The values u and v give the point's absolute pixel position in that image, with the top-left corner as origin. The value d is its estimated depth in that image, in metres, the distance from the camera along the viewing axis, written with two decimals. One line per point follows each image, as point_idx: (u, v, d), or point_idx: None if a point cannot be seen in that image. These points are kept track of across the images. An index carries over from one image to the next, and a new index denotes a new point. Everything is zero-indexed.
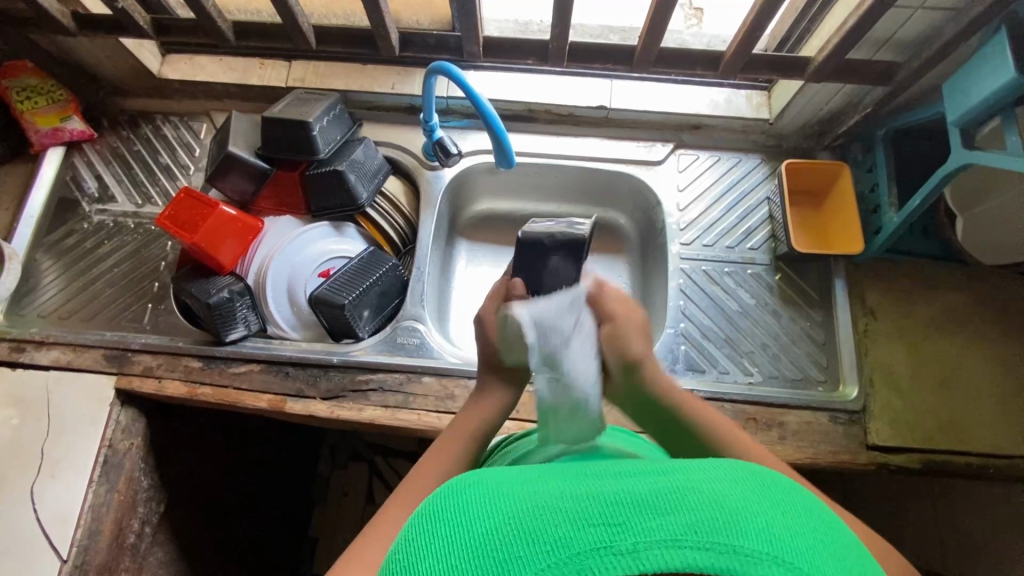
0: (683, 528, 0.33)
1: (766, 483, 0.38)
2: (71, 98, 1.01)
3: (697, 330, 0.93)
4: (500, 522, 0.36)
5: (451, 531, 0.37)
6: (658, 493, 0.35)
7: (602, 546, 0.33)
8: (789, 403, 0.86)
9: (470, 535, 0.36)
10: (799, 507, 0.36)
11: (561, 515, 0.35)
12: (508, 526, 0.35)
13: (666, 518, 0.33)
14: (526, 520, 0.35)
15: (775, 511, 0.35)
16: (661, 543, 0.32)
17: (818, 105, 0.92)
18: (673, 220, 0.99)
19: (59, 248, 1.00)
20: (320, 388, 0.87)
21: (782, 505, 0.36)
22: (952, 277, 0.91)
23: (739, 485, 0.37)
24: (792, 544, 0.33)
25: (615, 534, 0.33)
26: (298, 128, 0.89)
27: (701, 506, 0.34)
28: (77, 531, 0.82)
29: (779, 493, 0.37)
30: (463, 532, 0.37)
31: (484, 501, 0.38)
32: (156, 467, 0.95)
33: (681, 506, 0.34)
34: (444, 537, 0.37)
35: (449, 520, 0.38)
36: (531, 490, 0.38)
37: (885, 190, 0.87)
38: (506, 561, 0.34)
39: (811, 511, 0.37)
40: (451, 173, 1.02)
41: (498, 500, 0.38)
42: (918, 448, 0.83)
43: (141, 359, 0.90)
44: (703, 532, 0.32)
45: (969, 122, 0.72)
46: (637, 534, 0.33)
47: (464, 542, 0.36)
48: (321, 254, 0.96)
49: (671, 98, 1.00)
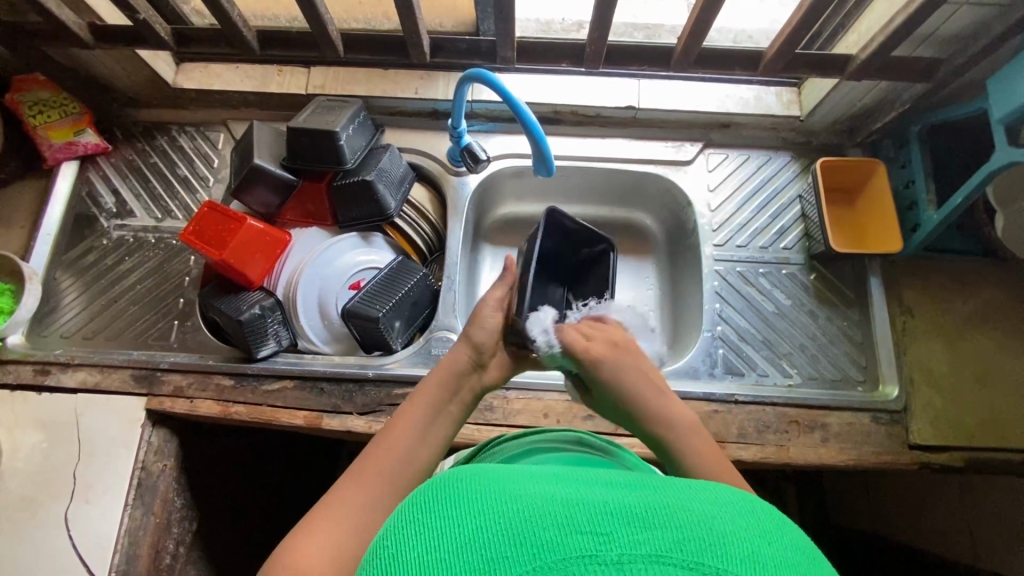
0: (669, 544, 0.28)
1: (762, 509, 0.33)
2: (84, 110, 0.99)
3: (735, 332, 0.92)
4: (488, 518, 0.31)
5: (434, 523, 0.32)
6: (645, 506, 0.31)
7: (587, 556, 0.28)
8: (830, 404, 0.85)
9: (455, 531, 0.31)
10: (791, 536, 0.32)
11: (549, 517, 0.30)
12: (496, 520, 0.31)
13: (651, 531, 0.29)
14: (511, 518, 0.30)
15: (763, 540, 0.30)
16: (645, 558, 0.28)
17: (851, 101, 0.91)
18: (705, 221, 0.98)
19: (79, 266, 0.97)
20: (355, 404, 0.86)
21: (775, 533, 0.31)
22: (987, 273, 0.90)
23: (732, 506, 0.32)
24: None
25: (600, 543, 0.28)
26: (325, 139, 0.87)
27: (689, 523, 0.30)
28: (115, 555, 0.80)
29: (772, 518, 0.33)
30: (448, 526, 0.31)
31: (475, 493, 0.33)
32: (187, 486, 0.94)
33: (669, 520, 0.30)
34: (426, 530, 0.32)
35: (436, 510, 0.33)
36: (522, 487, 0.33)
37: (923, 187, 0.86)
38: (487, 565, 0.29)
39: (803, 546, 0.32)
40: (477, 178, 1.00)
41: (487, 491, 0.33)
42: (959, 446, 0.83)
43: (171, 379, 0.89)
44: (689, 550, 0.28)
45: (1015, 120, 0.71)
46: (624, 545, 0.28)
47: (448, 538, 0.31)
48: (349, 266, 0.94)
49: (700, 96, 0.99)
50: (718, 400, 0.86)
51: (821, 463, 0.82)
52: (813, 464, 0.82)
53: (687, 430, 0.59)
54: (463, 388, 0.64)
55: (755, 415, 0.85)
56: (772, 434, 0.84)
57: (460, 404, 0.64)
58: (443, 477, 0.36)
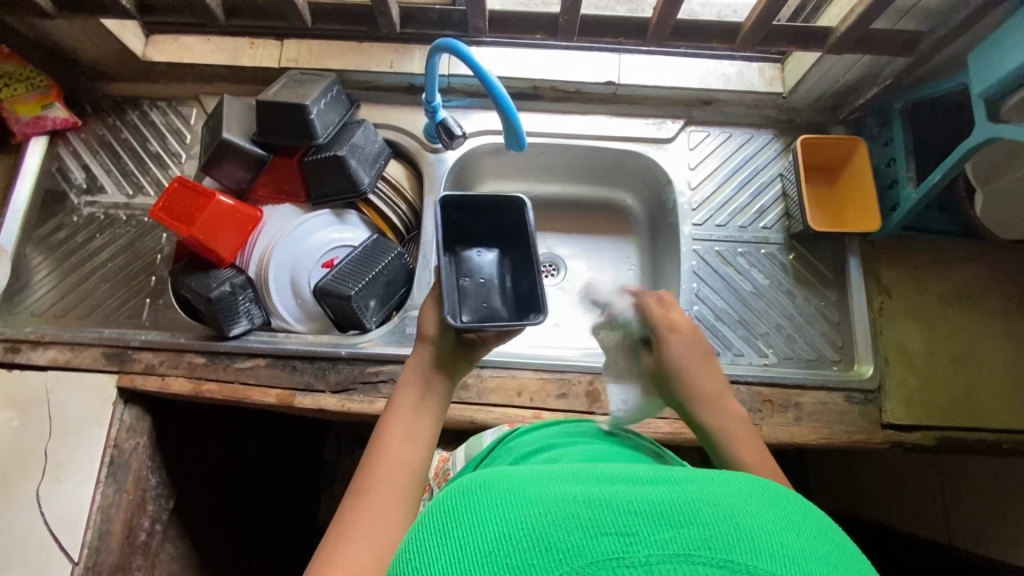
0: (696, 542, 0.30)
1: (777, 495, 0.34)
2: (52, 84, 0.96)
3: (711, 312, 0.91)
4: (513, 525, 0.32)
5: (458, 532, 0.33)
6: (669, 504, 0.32)
7: (615, 557, 0.30)
8: (804, 384, 0.85)
9: (482, 539, 0.32)
10: (814, 527, 0.33)
11: (573, 520, 0.31)
12: (522, 528, 0.32)
13: (677, 530, 0.30)
14: (536, 524, 0.32)
15: (787, 530, 0.32)
16: (673, 558, 0.29)
17: (834, 77, 0.89)
18: (685, 200, 0.97)
19: (49, 243, 0.96)
20: (329, 381, 0.85)
21: (799, 524, 0.32)
22: (968, 253, 0.89)
23: (754, 498, 0.33)
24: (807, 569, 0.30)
25: (627, 545, 0.30)
26: (294, 112, 0.85)
27: (714, 519, 0.31)
28: (87, 532, 0.81)
29: (793, 507, 0.34)
30: (473, 536, 0.33)
31: (498, 501, 0.34)
32: (162, 464, 0.94)
33: (693, 519, 0.31)
34: (451, 540, 0.33)
35: (458, 521, 0.34)
36: (543, 490, 0.34)
37: (904, 165, 0.85)
38: (518, 569, 0.30)
39: (827, 530, 0.33)
40: (455, 155, 0.98)
41: (508, 498, 0.34)
42: (931, 426, 0.83)
43: (143, 356, 0.88)
44: (717, 548, 0.30)
45: (995, 93, 0.70)
46: (651, 546, 0.30)
47: (477, 546, 0.32)
48: (323, 244, 0.92)
49: (681, 72, 0.97)
50: None
51: (793, 442, 0.82)
52: (786, 443, 0.82)
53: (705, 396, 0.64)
54: (436, 382, 0.62)
55: None
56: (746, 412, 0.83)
57: (437, 397, 0.62)
58: (460, 483, 0.37)
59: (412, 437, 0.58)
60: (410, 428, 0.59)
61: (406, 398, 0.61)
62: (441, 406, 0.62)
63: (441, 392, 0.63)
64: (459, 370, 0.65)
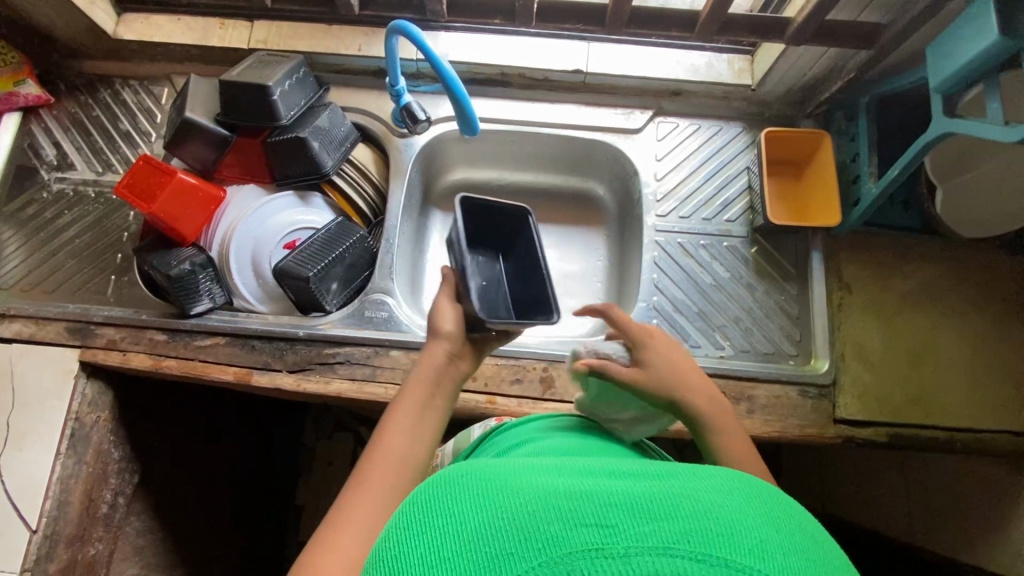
0: (675, 536, 0.30)
1: (758, 495, 0.35)
2: (24, 61, 0.97)
3: (670, 303, 0.91)
4: (496, 516, 0.33)
5: (444, 520, 0.35)
6: (651, 500, 0.33)
7: (594, 549, 0.31)
8: (758, 377, 0.85)
9: (465, 525, 0.34)
10: (793, 527, 0.33)
11: (555, 512, 0.32)
12: (508, 517, 0.33)
13: (657, 524, 0.31)
14: (522, 516, 0.33)
15: (767, 527, 0.32)
16: (653, 551, 0.30)
17: (800, 70, 0.89)
18: (650, 191, 0.96)
19: (19, 218, 0.97)
20: (285, 361, 0.86)
21: (778, 522, 0.33)
22: (931, 251, 0.89)
23: (735, 498, 0.34)
24: (784, 566, 0.30)
25: (607, 536, 0.31)
26: (256, 93, 0.85)
27: (696, 516, 0.32)
28: (45, 501, 0.82)
29: (773, 507, 0.35)
30: (459, 523, 0.34)
31: (481, 493, 0.36)
32: (127, 438, 0.95)
33: (673, 514, 0.32)
34: (438, 527, 0.35)
35: (444, 509, 0.36)
36: (528, 484, 0.35)
37: (866, 160, 0.84)
38: (499, 557, 0.31)
39: (806, 531, 0.34)
40: (423, 140, 0.98)
41: (494, 490, 0.35)
42: (885, 422, 0.83)
43: (105, 332, 0.89)
44: (696, 542, 0.30)
45: (951, 89, 0.70)
46: (630, 538, 0.31)
47: (459, 533, 0.34)
48: (285, 225, 0.93)
49: (649, 62, 0.96)
50: None
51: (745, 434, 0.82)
52: None
53: (684, 378, 0.64)
54: (447, 378, 0.63)
55: None
56: None
57: (446, 396, 0.63)
58: (449, 474, 0.39)
59: (419, 432, 0.59)
60: (419, 426, 0.59)
61: (412, 399, 0.61)
62: (448, 404, 0.63)
63: (450, 391, 0.63)
64: (470, 368, 0.66)
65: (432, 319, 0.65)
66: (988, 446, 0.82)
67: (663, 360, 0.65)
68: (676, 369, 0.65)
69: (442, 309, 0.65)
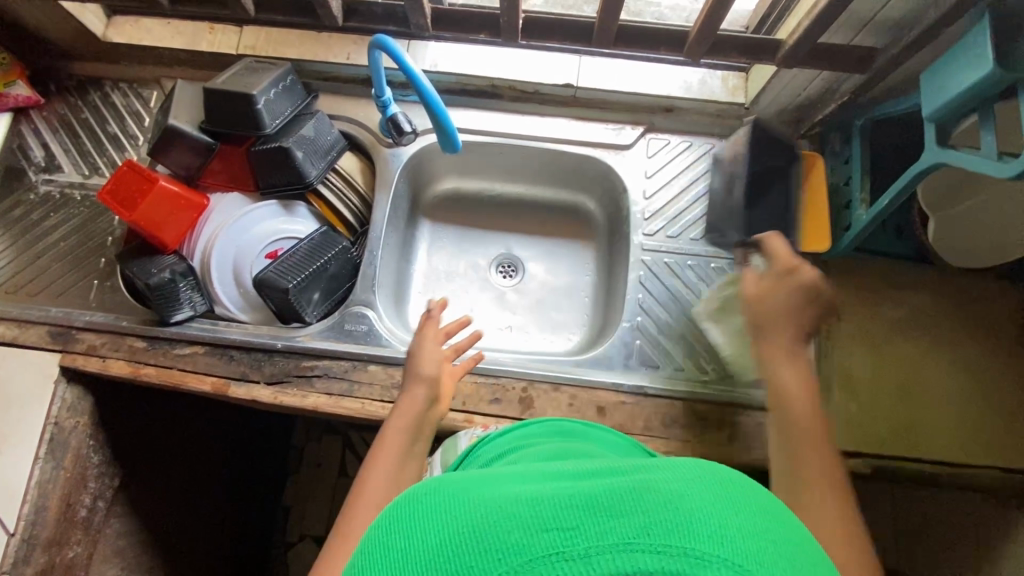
0: (636, 530, 0.28)
1: (723, 477, 0.32)
2: (16, 62, 0.97)
3: (654, 325, 0.90)
4: (453, 529, 0.31)
5: (401, 543, 0.32)
6: (610, 492, 0.30)
7: (555, 552, 0.28)
8: (741, 403, 0.83)
9: (420, 546, 0.31)
10: (755, 504, 0.31)
11: (511, 518, 0.29)
12: (463, 529, 0.30)
13: (617, 519, 0.28)
14: (474, 522, 0.30)
15: (727, 511, 0.30)
16: (613, 548, 0.28)
17: (794, 90, 0.87)
18: (638, 209, 0.95)
19: (6, 219, 0.97)
20: (263, 373, 0.86)
21: (738, 502, 0.31)
22: (921, 279, 0.88)
23: (697, 481, 0.31)
24: (750, 553, 0.28)
25: (565, 539, 0.28)
26: (239, 101, 0.84)
27: (657, 505, 0.29)
28: (23, 505, 0.84)
29: (735, 486, 0.32)
30: (415, 542, 0.31)
31: (436, 508, 0.33)
32: (108, 442, 0.95)
33: (633, 505, 0.29)
34: (394, 550, 0.32)
35: (400, 532, 0.33)
36: (483, 493, 0.32)
37: (858, 185, 0.82)
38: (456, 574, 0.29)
39: (772, 513, 0.32)
40: (410, 151, 0.97)
41: (448, 501, 0.32)
42: (870, 454, 0.80)
43: (85, 337, 0.89)
44: (657, 534, 0.28)
45: (945, 119, 0.67)
46: (591, 538, 0.28)
47: (414, 555, 0.31)
48: (266, 235, 0.93)
49: (642, 77, 0.95)
50: (627, 392, 0.84)
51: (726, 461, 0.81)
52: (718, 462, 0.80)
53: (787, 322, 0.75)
54: (427, 421, 0.70)
55: (664, 409, 0.83)
56: (678, 428, 0.82)
57: (425, 437, 0.70)
58: (407, 491, 0.36)
59: (402, 475, 0.65)
60: (401, 467, 0.65)
61: (394, 443, 0.67)
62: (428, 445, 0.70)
63: (429, 432, 0.71)
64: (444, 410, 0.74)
65: (411, 364, 0.73)
66: (977, 481, 0.80)
67: (772, 297, 0.76)
68: (774, 308, 0.76)
69: (423, 354, 0.73)
